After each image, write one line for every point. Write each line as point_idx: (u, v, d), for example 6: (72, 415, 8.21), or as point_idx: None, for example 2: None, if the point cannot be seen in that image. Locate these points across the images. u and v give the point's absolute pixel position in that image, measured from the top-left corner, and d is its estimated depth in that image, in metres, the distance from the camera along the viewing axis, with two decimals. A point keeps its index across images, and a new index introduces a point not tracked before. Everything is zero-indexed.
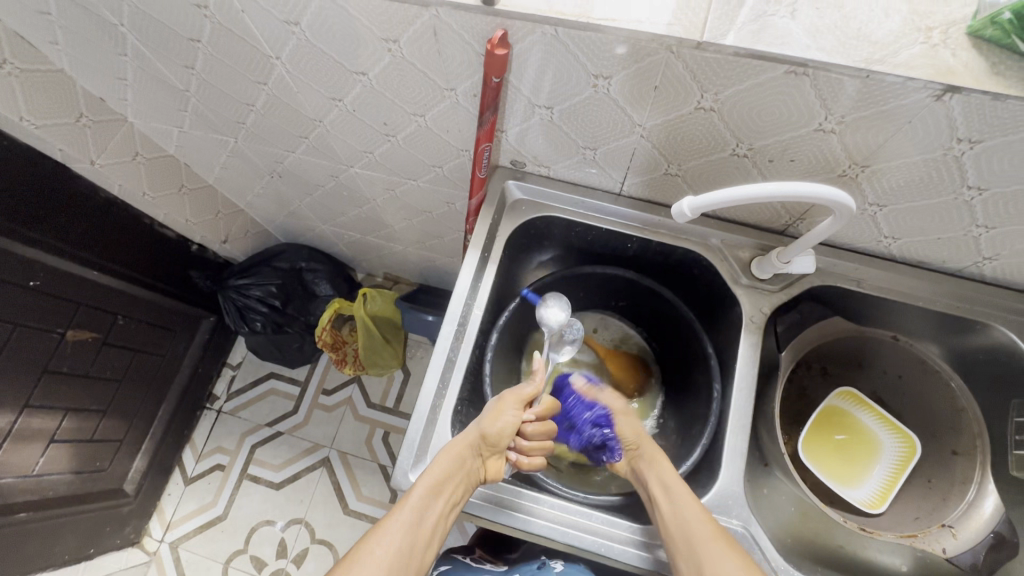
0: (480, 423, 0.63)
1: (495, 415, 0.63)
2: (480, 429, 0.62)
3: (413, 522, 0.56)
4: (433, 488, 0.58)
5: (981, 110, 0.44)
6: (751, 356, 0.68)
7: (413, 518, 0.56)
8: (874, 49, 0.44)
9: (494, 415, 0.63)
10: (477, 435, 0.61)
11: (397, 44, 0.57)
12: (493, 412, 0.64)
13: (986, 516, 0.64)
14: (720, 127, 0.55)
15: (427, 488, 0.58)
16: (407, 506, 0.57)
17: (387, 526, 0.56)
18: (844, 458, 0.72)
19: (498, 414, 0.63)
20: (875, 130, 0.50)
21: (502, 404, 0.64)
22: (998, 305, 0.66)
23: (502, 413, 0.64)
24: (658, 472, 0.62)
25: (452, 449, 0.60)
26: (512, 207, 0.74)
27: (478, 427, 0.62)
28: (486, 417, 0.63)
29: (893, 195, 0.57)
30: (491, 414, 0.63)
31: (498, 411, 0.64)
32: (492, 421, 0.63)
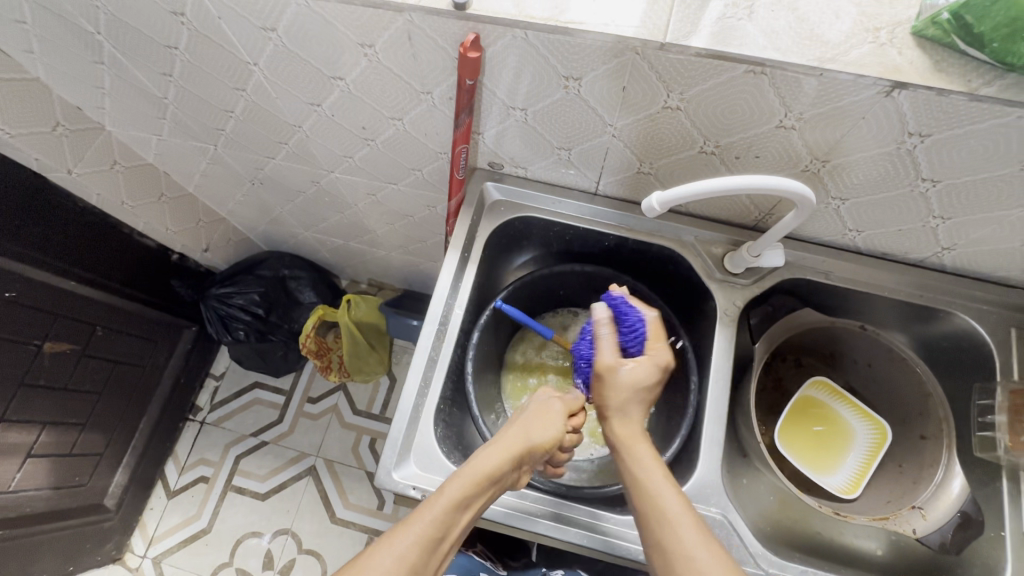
0: (526, 429, 0.59)
1: (544, 420, 0.60)
2: (530, 439, 0.58)
3: (434, 531, 0.49)
4: (463, 498, 0.52)
5: (928, 105, 0.47)
6: (727, 348, 0.70)
7: (437, 527, 0.50)
8: (826, 49, 0.47)
9: (545, 423, 0.60)
10: (524, 446, 0.57)
11: (372, 48, 0.58)
12: (542, 417, 0.60)
13: (954, 495, 0.65)
14: (687, 125, 0.57)
15: (456, 496, 0.52)
16: (428, 511, 0.50)
17: (409, 530, 0.49)
18: (821, 448, 0.74)
19: (549, 422, 0.60)
20: (832, 127, 0.52)
21: (550, 412, 0.61)
22: (958, 292, 0.69)
23: (550, 418, 0.61)
24: (635, 460, 0.55)
25: (491, 459, 0.55)
26: (491, 208, 0.76)
27: (526, 435, 0.58)
28: (532, 421, 0.60)
29: (854, 189, 0.60)
30: (537, 417, 0.60)
31: (549, 418, 0.60)
32: (543, 429, 0.59)
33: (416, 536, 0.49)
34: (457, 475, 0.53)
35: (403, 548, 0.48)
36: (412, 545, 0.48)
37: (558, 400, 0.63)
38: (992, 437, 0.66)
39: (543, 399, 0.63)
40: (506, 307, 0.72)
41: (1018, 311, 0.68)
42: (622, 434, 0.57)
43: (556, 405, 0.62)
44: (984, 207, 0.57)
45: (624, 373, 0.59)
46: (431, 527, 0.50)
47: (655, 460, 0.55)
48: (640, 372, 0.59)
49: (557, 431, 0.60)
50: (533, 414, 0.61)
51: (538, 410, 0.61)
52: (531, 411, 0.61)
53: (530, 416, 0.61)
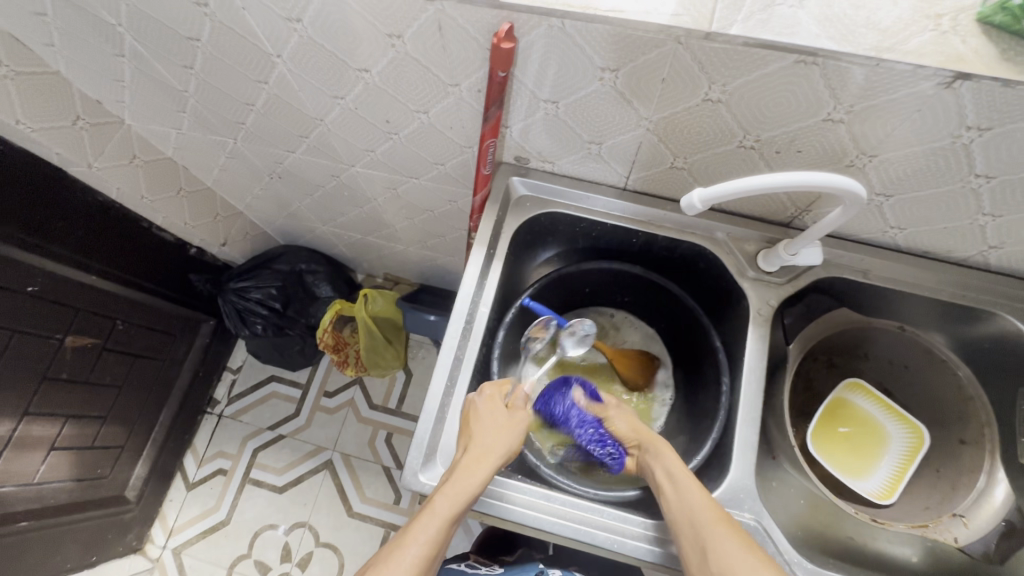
0: (493, 439, 0.60)
1: (507, 430, 0.62)
2: (499, 453, 0.59)
3: (427, 549, 0.52)
4: (450, 516, 0.54)
5: (991, 97, 0.44)
6: (760, 348, 0.68)
7: (430, 546, 0.52)
8: (883, 37, 0.44)
9: (510, 436, 0.61)
10: (497, 460, 0.59)
11: (400, 39, 0.56)
12: (504, 429, 0.61)
13: (998, 503, 0.64)
14: (727, 119, 0.55)
15: (444, 515, 0.54)
16: (420, 533, 0.53)
17: (405, 549, 0.51)
18: (852, 451, 0.72)
19: (515, 433, 0.62)
20: (883, 120, 0.50)
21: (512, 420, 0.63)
22: (1003, 293, 0.67)
23: (513, 425, 0.63)
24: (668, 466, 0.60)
25: (470, 476, 0.57)
26: (516, 203, 0.74)
27: (495, 446, 0.60)
28: (499, 433, 0.61)
29: (901, 185, 0.57)
30: (501, 431, 0.61)
31: (511, 425, 0.62)
32: (508, 441, 0.61)
33: (412, 557, 0.51)
34: (443, 493, 0.55)
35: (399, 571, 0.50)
36: (409, 571, 0.50)
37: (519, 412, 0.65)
38: None
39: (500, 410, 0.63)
40: (533, 303, 0.73)
41: None
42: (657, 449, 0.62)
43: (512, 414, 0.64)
44: None
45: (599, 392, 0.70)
46: (425, 549, 0.52)
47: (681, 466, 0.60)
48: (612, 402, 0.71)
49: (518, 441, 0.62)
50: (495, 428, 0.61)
51: (499, 421, 0.62)
52: (496, 422, 0.62)
53: (496, 427, 0.62)
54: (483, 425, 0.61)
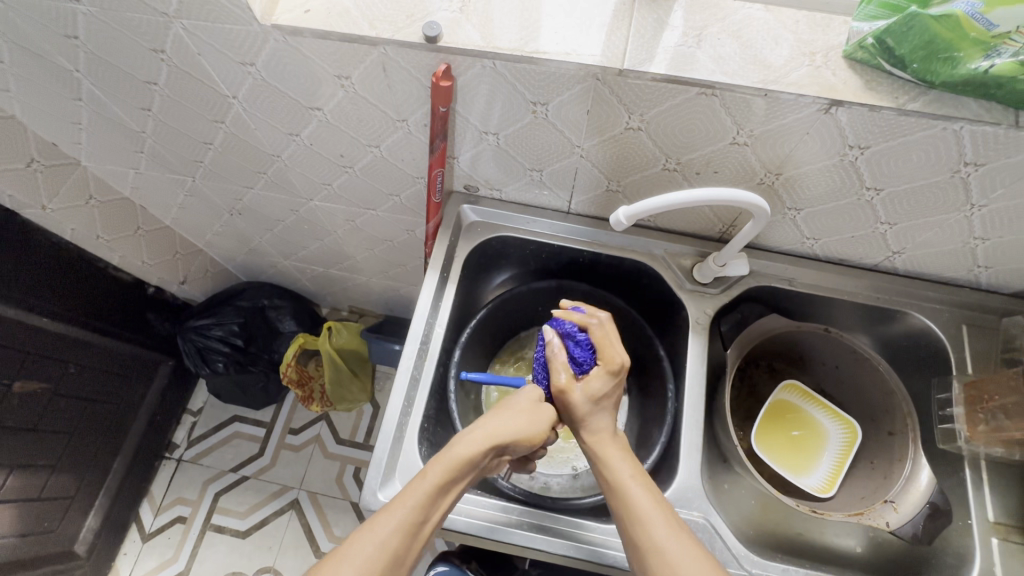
0: (513, 416, 0.58)
1: (534, 413, 0.59)
2: (514, 429, 0.56)
3: (415, 513, 0.50)
4: (442, 484, 0.51)
5: (863, 120, 0.52)
6: (701, 355, 0.72)
7: (417, 513, 0.50)
8: (769, 71, 0.51)
9: (535, 417, 0.58)
10: (511, 439, 0.56)
11: (349, 80, 0.61)
12: (532, 410, 0.59)
13: (923, 487, 0.67)
14: (650, 145, 0.60)
15: (435, 480, 0.51)
16: (410, 493, 0.51)
17: (392, 513, 0.49)
18: (799, 452, 0.76)
19: (531, 419, 0.58)
20: (781, 142, 0.56)
21: (533, 401, 0.60)
22: (912, 294, 0.74)
23: (544, 412, 0.59)
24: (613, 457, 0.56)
25: (475, 445, 0.54)
26: (468, 229, 0.78)
27: (510, 423, 0.57)
28: (521, 411, 0.58)
29: (808, 200, 0.64)
30: (526, 406, 0.59)
31: (540, 410, 0.59)
32: (528, 422, 0.58)
33: (398, 519, 0.49)
34: (443, 456, 0.53)
35: (383, 533, 0.48)
36: (392, 532, 0.48)
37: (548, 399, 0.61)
38: (952, 429, 0.69)
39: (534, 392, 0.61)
40: (468, 374, 0.69)
41: (967, 308, 0.73)
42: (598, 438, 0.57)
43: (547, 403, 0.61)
44: (925, 212, 0.61)
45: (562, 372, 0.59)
46: (413, 512, 0.50)
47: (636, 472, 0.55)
48: (576, 391, 0.57)
49: (543, 427, 0.58)
50: (522, 403, 0.59)
51: (527, 397, 0.60)
52: (519, 401, 0.59)
53: (518, 409, 0.58)
54: (509, 403, 0.59)
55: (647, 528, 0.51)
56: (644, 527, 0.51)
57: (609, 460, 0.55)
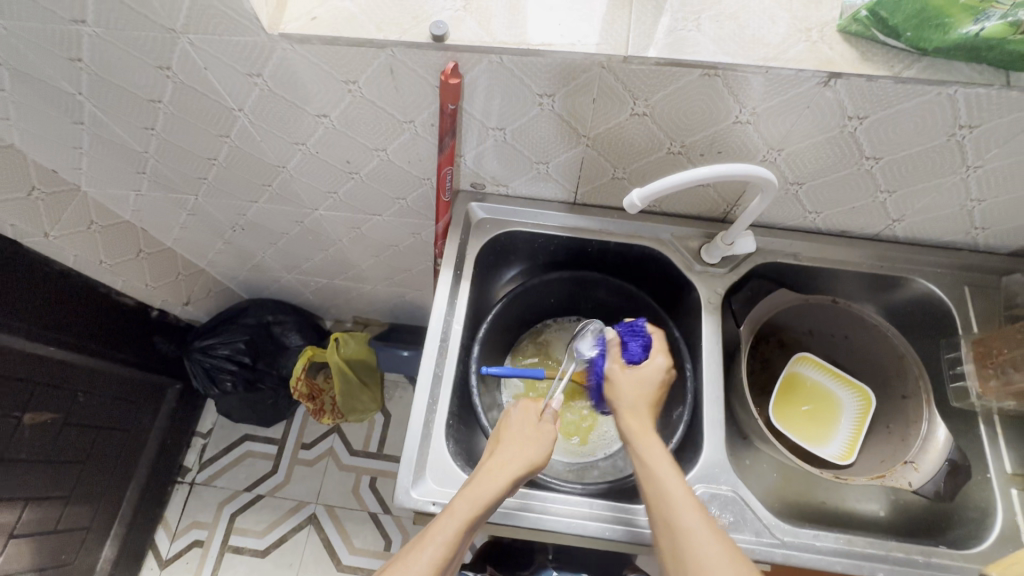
0: (521, 446, 0.59)
1: (535, 438, 0.60)
2: (525, 462, 0.58)
3: (447, 549, 0.51)
4: (469, 523, 0.53)
5: (860, 90, 0.53)
6: (714, 333, 0.74)
7: (449, 546, 0.52)
8: (769, 50, 0.53)
9: (538, 442, 0.60)
10: (524, 470, 0.57)
11: (356, 85, 0.61)
12: (533, 436, 0.60)
13: (941, 444, 0.68)
14: (655, 129, 0.62)
15: (464, 517, 0.53)
16: (441, 530, 0.52)
17: (416, 558, 0.50)
18: (814, 423, 0.77)
19: (539, 443, 0.60)
20: (783, 118, 0.58)
21: (534, 424, 0.61)
22: (913, 260, 0.76)
23: (542, 433, 0.61)
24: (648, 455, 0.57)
25: (496, 483, 0.55)
26: (477, 226, 0.79)
27: (519, 455, 0.58)
28: (521, 442, 0.60)
29: (810, 173, 0.65)
30: (525, 435, 0.61)
31: (543, 435, 0.60)
32: (534, 448, 0.59)
33: (431, 556, 0.51)
34: (468, 495, 0.54)
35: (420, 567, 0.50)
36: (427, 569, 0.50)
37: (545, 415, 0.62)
38: (964, 387, 0.71)
39: (530, 415, 0.62)
40: (489, 368, 0.70)
41: (967, 270, 0.75)
42: (634, 431, 0.59)
43: (546, 422, 0.62)
44: (924, 178, 0.63)
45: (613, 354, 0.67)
46: (444, 548, 0.51)
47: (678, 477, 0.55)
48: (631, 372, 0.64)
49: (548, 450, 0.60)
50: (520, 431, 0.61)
51: (524, 423, 0.61)
52: (520, 428, 0.61)
53: (521, 436, 0.60)
54: (511, 433, 0.60)
55: (676, 511, 0.52)
56: (676, 509, 0.53)
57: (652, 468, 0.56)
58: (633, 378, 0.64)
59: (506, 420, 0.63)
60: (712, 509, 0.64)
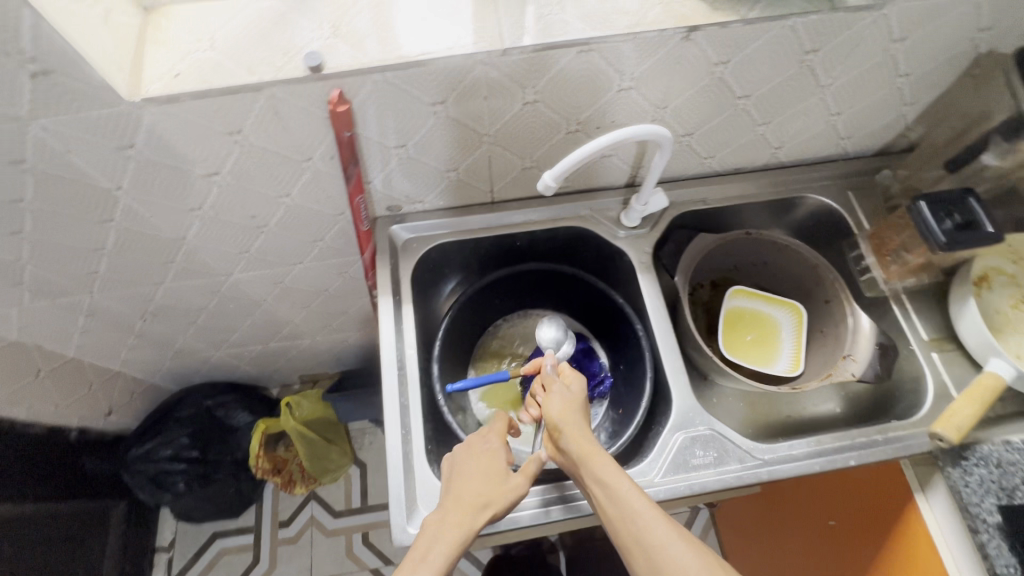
0: (478, 491, 0.56)
1: (494, 477, 0.58)
2: (488, 498, 0.56)
3: None
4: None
5: (718, 38, 0.58)
6: (653, 290, 0.78)
7: None
8: (631, 18, 0.57)
9: (498, 480, 0.58)
10: (488, 511, 0.55)
11: (241, 133, 0.59)
12: (490, 473, 0.58)
13: (868, 330, 0.77)
14: (549, 113, 0.64)
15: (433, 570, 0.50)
16: None
17: None
18: (761, 346, 0.83)
19: (499, 481, 0.57)
20: (660, 78, 0.62)
21: (492, 458, 0.59)
22: (802, 179, 0.84)
23: (499, 467, 0.59)
24: (604, 477, 0.53)
25: (460, 529, 0.53)
26: (404, 248, 0.78)
27: (482, 493, 0.56)
28: (481, 483, 0.57)
29: (697, 122, 0.71)
30: (485, 475, 0.58)
31: (499, 471, 0.58)
32: (493, 486, 0.57)
33: None
34: (437, 549, 0.52)
35: None
36: None
37: (501, 445, 0.61)
38: (872, 277, 0.80)
39: (485, 454, 0.60)
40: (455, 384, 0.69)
41: (846, 177, 0.84)
42: (582, 449, 0.56)
43: (496, 448, 0.61)
44: (790, 104, 0.70)
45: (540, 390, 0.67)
46: None
47: (638, 492, 0.52)
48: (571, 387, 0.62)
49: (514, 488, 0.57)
50: (480, 472, 0.58)
51: (482, 464, 0.59)
52: (479, 466, 0.59)
53: (478, 473, 0.58)
54: (469, 472, 0.58)
55: (643, 528, 0.49)
56: (640, 526, 0.49)
57: (609, 489, 0.52)
58: (568, 394, 0.61)
59: (461, 461, 0.60)
60: (696, 451, 0.67)
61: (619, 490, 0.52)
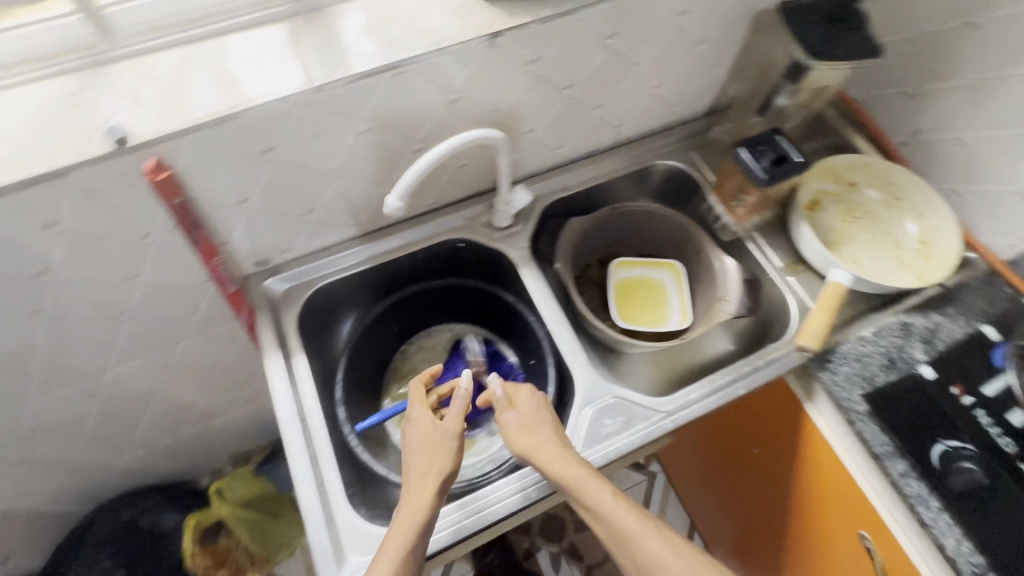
0: (429, 467, 0.57)
1: (439, 448, 0.59)
2: (437, 472, 0.57)
3: None
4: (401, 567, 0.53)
5: (522, 40, 0.62)
6: (537, 281, 0.81)
7: None
8: (435, 36, 0.59)
9: (443, 452, 0.58)
10: (439, 481, 0.57)
11: (60, 223, 0.55)
12: (434, 445, 0.59)
13: (732, 269, 0.84)
14: (387, 137, 0.66)
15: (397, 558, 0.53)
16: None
17: None
18: (653, 307, 0.88)
19: (442, 451, 0.58)
20: (483, 85, 0.66)
21: (433, 434, 0.60)
22: (648, 150, 0.91)
23: (443, 438, 0.59)
24: (592, 498, 0.56)
25: (418, 510, 0.55)
26: (284, 300, 0.76)
27: (430, 468, 0.57)
28: (428, 456, 0.58)
29: (534, 118, 0.75)
30: (430, 446, 0.59)
31: (443, 443, 0.59)
32: (439, 460, 0.58)
33: None
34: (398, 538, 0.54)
35: None
36: None
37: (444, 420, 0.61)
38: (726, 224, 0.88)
39: (428, 426, 0.60)
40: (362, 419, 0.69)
41: (685, 140, 0.92)
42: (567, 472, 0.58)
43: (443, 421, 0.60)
44: (612, 85, 0.76)
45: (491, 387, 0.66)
46: None
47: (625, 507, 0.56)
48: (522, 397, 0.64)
49: (454, 453, 0.59)
50: (426, 447, 0.59)
51: (426, 439, 0.59)
52: (423, 443, 0.59)
53: (425, 449, 0.59)
54: (416, 447, 0.59)
55: (634, 541, 0.54)
56: (629, 539, 0.54)
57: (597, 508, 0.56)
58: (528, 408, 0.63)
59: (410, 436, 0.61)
60: (605, 419, 0.71)
61: (607, 510, 0.56)
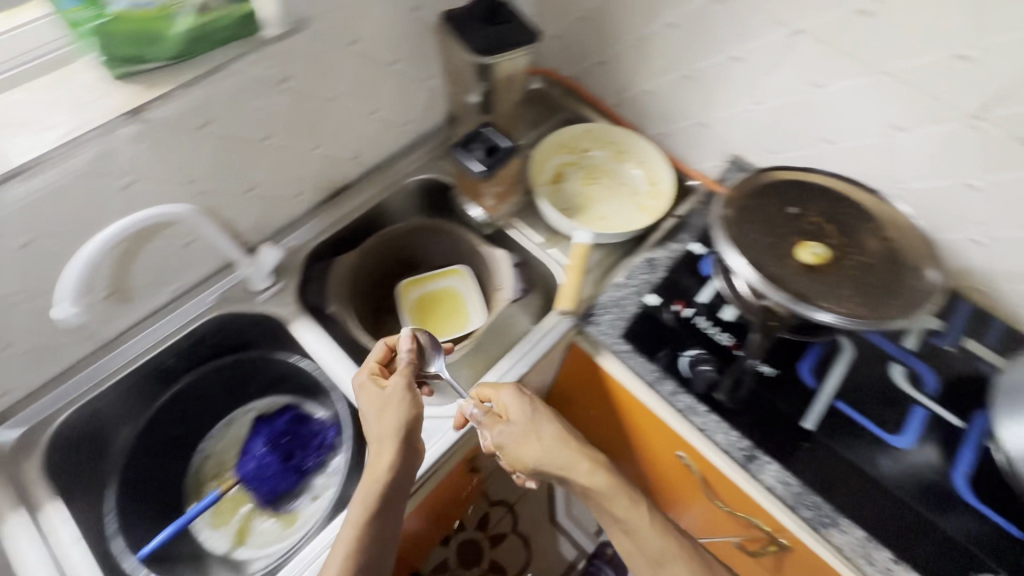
0: (389, 423, 0.61)
1: (387, 406, 0.62)
2: (391, 429, 0.60)
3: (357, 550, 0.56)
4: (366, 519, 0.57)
5: (172, 110, 0.60)
6: (312, 332, 0.79)
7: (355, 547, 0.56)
8: (64, 131, 0.56)
9: (393, 408, 0.62)
10: (394, 432, 0.60)
11: None
12: (384, 405, 0.62)
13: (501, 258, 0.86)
14: (62, 245, 0.61)
15: (361, 512, 0.57)
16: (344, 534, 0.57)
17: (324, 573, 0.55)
18: (453, 314, 0.87)
19: (394, 409, 0.62)
20: (154, 164, 0.63)
21: (381, 401, 0.63)
22: (397, 173, 0.93)
23: (391, 397, 0.63)
24: (598, 491, 0.64)
25: (380, 462, 0.59)
26: (17, 450, 0.67)
27: (385, 426, 0.61)
28: (381, 416, 0.61)
29: (244, 178, 0.73)
30: (381, 408, 0.62)
31: (387, 400, 0.62)
32: (390, 416, 0.61)
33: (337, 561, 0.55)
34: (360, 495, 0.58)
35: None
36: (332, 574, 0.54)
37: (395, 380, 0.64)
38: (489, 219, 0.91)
39: (374, 391, 0.64)
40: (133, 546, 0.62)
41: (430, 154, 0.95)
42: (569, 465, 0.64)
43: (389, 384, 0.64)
44: (317, 125, 0.77)
45: (502, 388, 0.68)
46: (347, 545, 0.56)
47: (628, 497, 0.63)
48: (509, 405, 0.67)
49: (408, 405, 0.62)
50: (377, 411, 0.62)
51: (374, 405, 0.63)
52: (371, 411, 0.62)
53: (374, 413, 0.62)
54: (369, 413, 0.62)
55: (626, 519, 0.63)
56: (624, 518, 0.63)
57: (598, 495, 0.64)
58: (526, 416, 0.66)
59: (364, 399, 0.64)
60: None
61: (615, 504, 0.63)
